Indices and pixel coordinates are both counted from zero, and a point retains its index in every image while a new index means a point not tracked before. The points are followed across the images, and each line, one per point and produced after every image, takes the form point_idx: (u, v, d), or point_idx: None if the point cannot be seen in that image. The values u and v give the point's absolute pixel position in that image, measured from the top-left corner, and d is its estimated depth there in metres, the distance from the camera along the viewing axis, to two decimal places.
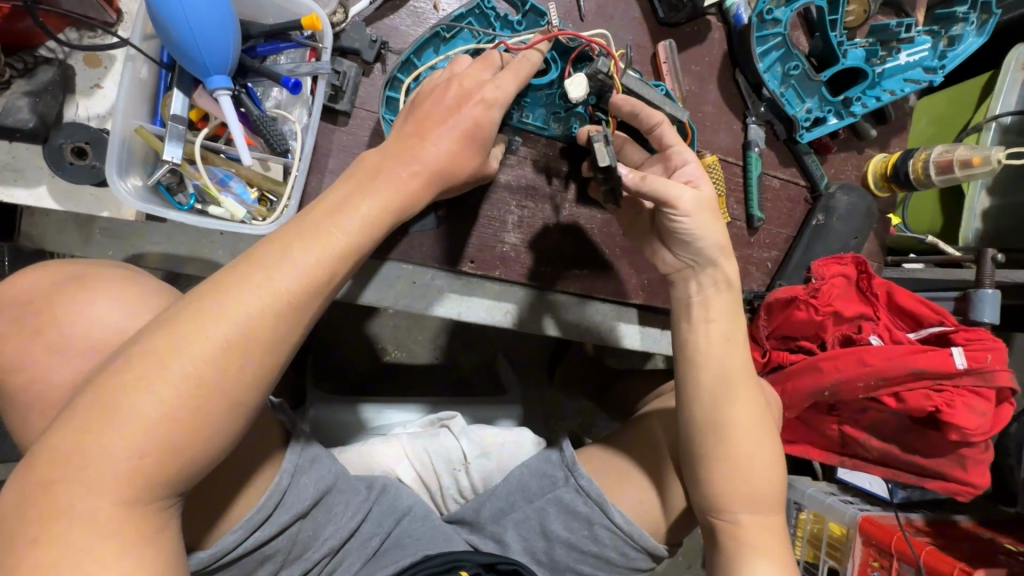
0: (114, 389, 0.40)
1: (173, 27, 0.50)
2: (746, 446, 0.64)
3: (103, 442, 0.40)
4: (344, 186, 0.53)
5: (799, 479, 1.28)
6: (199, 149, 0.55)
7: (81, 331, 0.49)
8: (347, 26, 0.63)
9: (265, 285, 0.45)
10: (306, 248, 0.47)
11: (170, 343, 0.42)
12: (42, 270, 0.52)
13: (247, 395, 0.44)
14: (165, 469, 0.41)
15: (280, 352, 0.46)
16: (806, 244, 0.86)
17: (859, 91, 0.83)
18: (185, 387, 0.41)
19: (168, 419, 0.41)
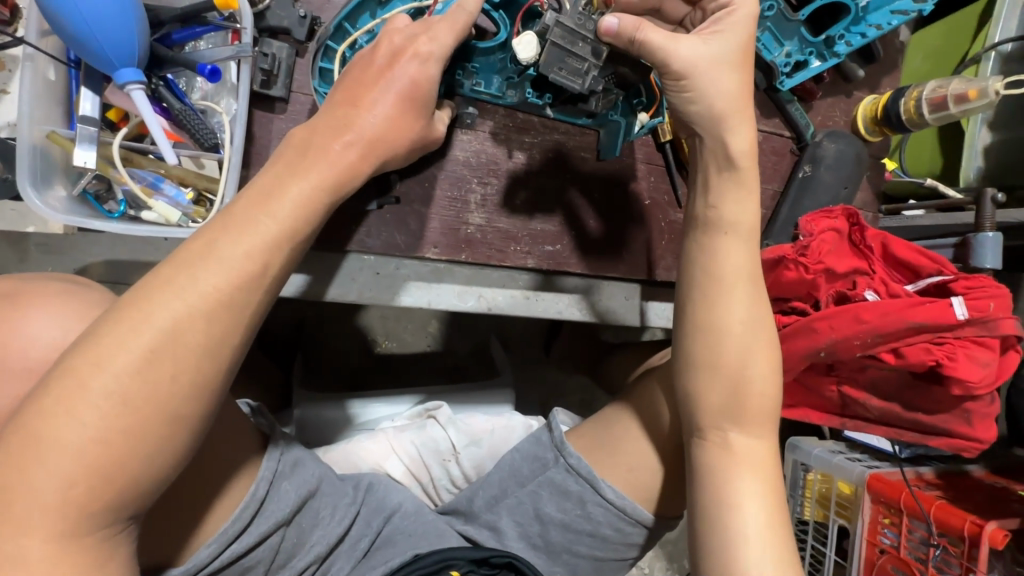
0: (33, 418, 0.37)
1: (66, 19, 0.46)
2: (752, 349, 0.62)
3: (24, 477, 0.36)
4: (273, 166, 0.49)
5: (805, 439, 1.25)
6: (118, 150, 0.51)
7: (14, 354, 0.43)
8: (272, 2, 0.57)
9: (192, 289, 0.41)
10: (234, 245, 0.43)
11: (89, 361, 0.38)
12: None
13: (188, 408, 0.40)
14: (101, 498, 0.38)
15: (219, 360, 0.42)
16: (794, 198, 0.81)
17: (842, 28, 0.77)
18: (112, 406, 0.38)
19: (95, 444, 0.37)
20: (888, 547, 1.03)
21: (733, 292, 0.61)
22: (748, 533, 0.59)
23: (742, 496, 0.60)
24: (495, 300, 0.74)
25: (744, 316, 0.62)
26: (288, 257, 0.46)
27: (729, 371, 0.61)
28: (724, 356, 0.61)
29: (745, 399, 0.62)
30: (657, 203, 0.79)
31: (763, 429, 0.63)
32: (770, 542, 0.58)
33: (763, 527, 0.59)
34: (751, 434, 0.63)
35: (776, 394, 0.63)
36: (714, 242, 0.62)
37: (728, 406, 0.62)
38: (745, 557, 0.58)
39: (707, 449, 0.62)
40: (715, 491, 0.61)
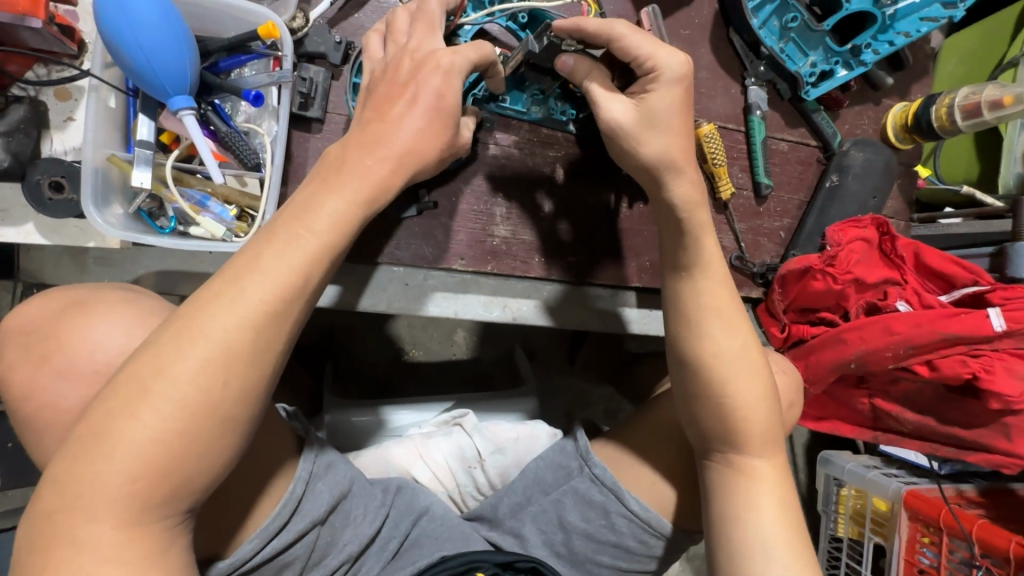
0: (98, 420, 0.37)
1: (129, 53, 0.49)
2: (738, 378, 0.62)
3: (90, 472, 0.36)
4: (307, 184, 0.48)
5: (838, 454, 1.23)
6: (171, 171, 0.55)
7: (84, 357, 0.43)
8: (310, 31, 0.61)
9: (238, 300, 0.41)
10: (285, 256, 0.43)
11: (149, 366, 0.38)
12: (46, 299, 0.45)
13: (241, 413, 0.40)
14: (162, 491, 0.38)
15: (268, 365, 0.41)
16: (820, 209, 0.80)
17: (869, 37, 0.77)
18: (173, 409, 0.38)
19: (156, 446, 0.37)
20: (926, 567, 0.99)
21: (713, 326, 0.63)
22: (755, 548, 0.59)
23: (753, 515, 0.60)
24: (521, 309, 0.76)
25: (729, 346, 0.62)
26: (327, 270, 0.45)
27: (715, 404, 0.62)
28: (708, 389, 0.62)
29: (743, 425, 0.62)
30: None
31: (764, 450, 0.63)
32: (781, 554, 0.58)
33: (771, 537, 0.59)
34: (751, 456, 0.62)
35: (772, 422, 0.63)
36: (715, 255, 0.64)
37: (724, 435, 0.62)
38: (748, 568, 0.58)
39: (717, 470, 0.63)
40: (727, 506, 0.61)
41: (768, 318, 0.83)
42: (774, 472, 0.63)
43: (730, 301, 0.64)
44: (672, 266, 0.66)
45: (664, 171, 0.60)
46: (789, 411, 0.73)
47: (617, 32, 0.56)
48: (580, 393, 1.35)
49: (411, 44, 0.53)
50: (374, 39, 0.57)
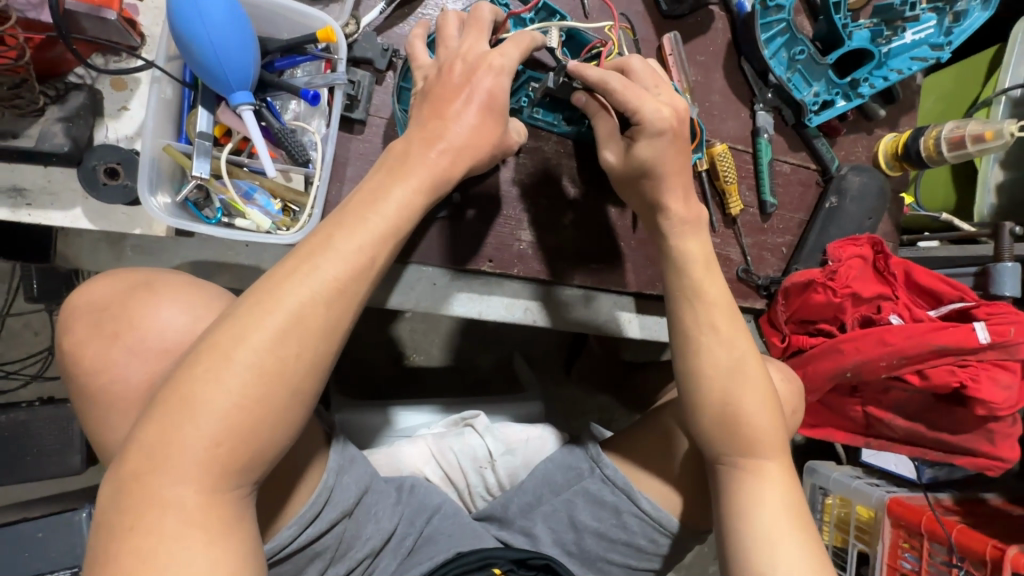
0: (184, 387, 0.40)
1: (196, 48, 0.51)
2: (744, 385, 0.66)
3: (178, 435, 0.40)
4: (377, 172, 0.52)
5: (823, 464, 1.28)
6: (224, 163, 0.57)
7: (153, 337, 0.47)
8: (359, 37, 0.64)
9: (310, 280, 0.44)
10: (350, 239, 0.47)
11: (229, 337, 0.42)
12: (116, 277, 0.50)
13: (310, 384, 0.44)
14: (241, 454, 0.41)
15: (335, 341, 0.45)
16: (821, 226, 0.86)
17: (866, 72, 0.84)
18: (252, 377, 0.41)
19: (238, 410, 0.41)
20: (909, 571, 1.04)
21: (725, 332, 0.67)
22: (767, 540, 0.62)
23: (762, 509, 0.64)
24: (541, 311, 0.79)
25: (738, 350, 0.67)
26: (392, 252, 0.49)
27: (728, 407, 0.66)
28: (721, 391, 0.66)
29: (750, 427, 0.66)
30: None
31: (773, 449, 0.67)
32: (790, 546, 0.62)
33: (780, 529, 0.63)
34: (759, 456, 0.66)
35: (775, 422, 0.67)
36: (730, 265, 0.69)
37: (736, 436, 0.66)
38: (758, 560, 0.62)
39: (730, 468, 0.66)
40: (738, 501, 0.65)
41: (770, 329, 0.87)
42: (782, 470, 0.67)
43: (724, 319, 0.68)
44: (668, 268, 0.70)
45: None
46: (793, 413, 0.78)
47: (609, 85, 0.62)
48: (575, 401, 1.37)
49: (463, 48, 0.55)
50: (417, 44, 0.59)
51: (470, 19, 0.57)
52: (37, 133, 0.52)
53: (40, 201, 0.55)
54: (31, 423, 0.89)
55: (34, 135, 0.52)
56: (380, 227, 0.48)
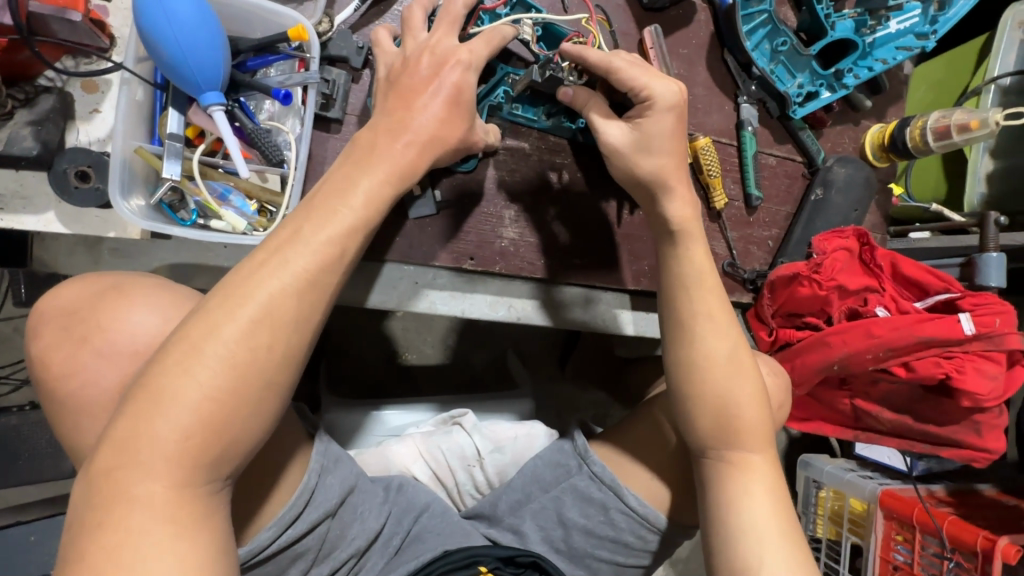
0: (154, 380, 0.41)
1: (164, 48, 0.51)
2: (730, 377, 0.66)
3: (149, 428, 0.40)
4: (343, 164, 0.52)
5: (817, 457, 1.28)
6: (197, 164, 0.56)
7: (124, 339, 0.46)
8: (334, 34, 0.64)
9: (281, 271, 0.45)
10: (321, 229, 0.47)
11: (200, 330, 0.42)
12: (85, 280, 0.49)
13: (283, 375, 0.44)
14: (214, 448, 0.41)
15: (307, 331, 0.45)
16: (807, 219, 0.85)
17: (850, 62, 0.83)
18: (222, 368, 0.41)
19: (208, 402, 0.41)
20: (901, 564, 1.04)
21: (713, 329, 0.66)
22: (751, 532, 0.62)
23: (747, 502, 0.63)
24: (524, 308, 0.79)
25: (731, 347, 0.66)
26: (362, 244, 0.49)
27: (712, 402, 0.65)
28: (703, 385, 0.65)
29: (735, 421, 0.65)
30: None
31: (758, 443, 0.66)
32: (773, 536, 0.62)
33: (764, 522, 0.62)
34: (745, 450, 0.66)
35: (762, 413, 0.67)
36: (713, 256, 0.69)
37: (723, 433, 0.65)
38: (745, 551, 0.61)
39: (715, 464, 0.66)
40: (724, 495, 0.64)
41: (757, 323, 0.87)
42: (766, 462, 0.66)
43: (722, 309, 0.67)
44: (659, 259, 0.70)
45: (667, 185, 0.66)
46: (779, 402, 0.77)
47: (614, 66, 0.61)
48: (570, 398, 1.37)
49: (431, 40, 0.55)
50: (384, 35, 0.59)
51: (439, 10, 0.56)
52: (6, 136, 0.52)
53: (12, 206, 0.54)
54: (21, 428, 0.89)
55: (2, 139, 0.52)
56: (352, 216, 0.49)
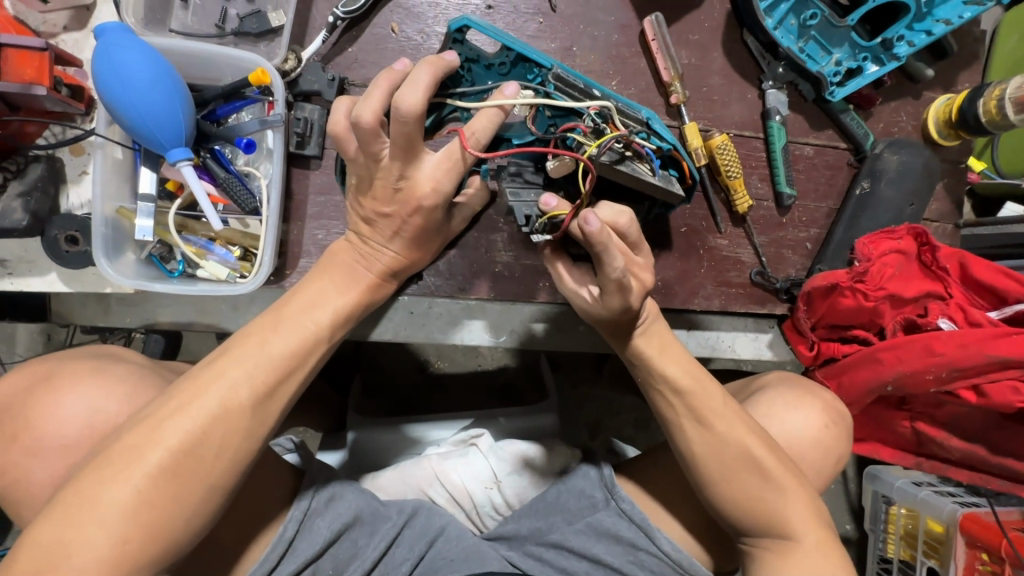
0: (91, 485, 0.43)
1: (125, 112, 0.51)
2: (743, 437, 0.57)
3: (81, 532, 0.42)
4: (317, 278, 0.58)
5: (887, 469, 1.14)
6: (175, 219, 0.57)
7: (49, 434, 0.53)
8: (303, 70, 0.62)
9: (228, 384, 0.49)
10: (282, 341, 0.52)
11: (144, 437, 0.45)
12: (21, 371, 0.57)
13: (225, 479, 0.48)
14: (147, 551, 0.44)
15: (257, 436, 0.50)
16: (850, 218, 0.74)
17: (901, 28, 0.70)
18: (164, 474, 0.45)
19: (146, 506, 0.44)
20: None
21: (716, 425, 0.57)
22: None
23: None
24: (525, 334, 0.75)
25: (743, 440, 0.57)
26: (321, 356, 0.55)
27: (740, 460, 0.57)
28: (700, 466, 0.57)
29: (763, 508, 0.56)
30: (694, 229, 0.75)
31: (802, 527, 0.56)
32: None
33: None
34: (790, 529, 0.56)
35: (784, 470, 0.57)
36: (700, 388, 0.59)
37: (751, 521, 0.57)
38: None
39: (758, 556, 0.57)
40: None
41: (795, 336, 0.78)
42: (822, 551, 0.56)
43: (704, 385, 0.59)
44: (650, 330, 0.60)
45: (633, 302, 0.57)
46: (820, 460, 0.65)
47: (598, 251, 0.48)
48: (608, 403, 1.29)
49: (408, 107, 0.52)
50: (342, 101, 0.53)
51: (393, 134, 0.50)
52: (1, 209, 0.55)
53: (20, 269, 0.58)
54: None
55: None
56: (302, 327, 0.54)
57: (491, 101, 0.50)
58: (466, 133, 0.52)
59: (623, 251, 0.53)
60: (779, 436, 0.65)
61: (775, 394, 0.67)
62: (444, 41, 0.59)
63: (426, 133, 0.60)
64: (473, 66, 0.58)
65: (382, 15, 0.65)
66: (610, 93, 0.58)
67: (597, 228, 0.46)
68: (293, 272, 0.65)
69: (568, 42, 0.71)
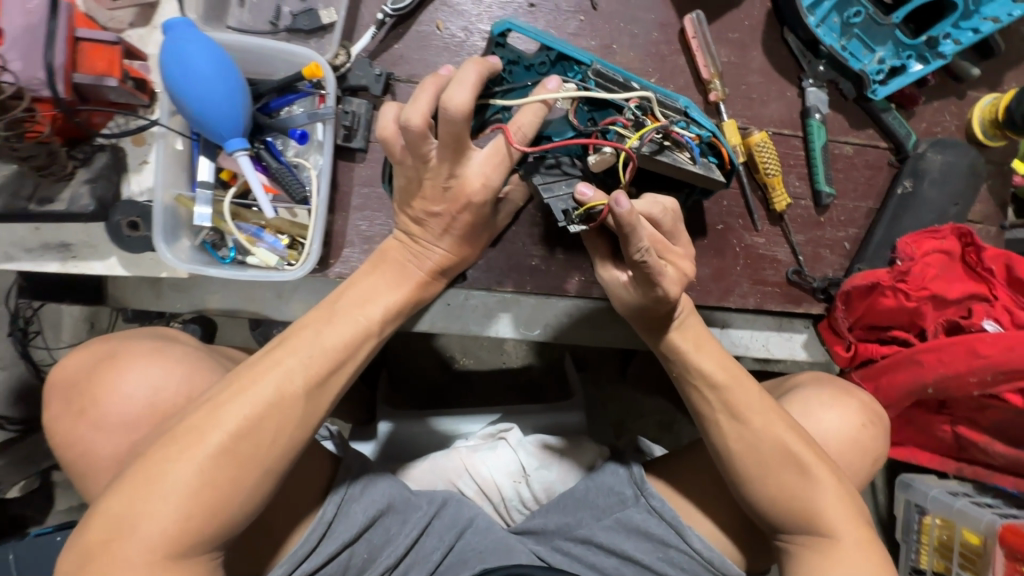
0: (157, 462, 0.45)
1: (189, 104, 0.54)
2: (786, 440, 0.57)
3: (147, 506, 0.44)
4: (367, 273, 0.59)
5: (921, 478, 1.12)
6: (228, 207, 0.60)
7: (115, 409, 0.55)
8: (352, 65, 0.64)
9: (284, 372, 0.50)
10: (336, 334, 0.54)
11: (205, 419, 0.47)
12: (85, 351, 0.59)
13: (279, 464, 0.49)
14: (206, 529, 0.46)
15: (307, 427, 0.51)
16: (891, 217, 0.74)
17: (947, 26, 0.69)
18: (223, 456, 0.47)
19: (206, 486, 0.46)
20: None
21: (753, 421, 0.57)
22: None
23: None
24: (560, 328, 0.76)
25: (781, 436, 0.57)
26: (371, 350, 0.56)
27: (779, 457, 0.57)
28: (739, 462, 0.57)
29: (798, 503, 0.56)
30: (730, 227, 0.75)
31: (840, 526, 0.56)
32: None
33: None
34: (828, 524, 0.56)
35: (824, 467, 0.57)
36: (731, 380, 0.58)
37: (789, 518, 0.57)
38: None
39: (794, 552, 0.57)
40: None
41: (832, 337, 0.77)
42: (862, 549, 0.55)
43: (745, 383, 0.59)
44: (689, 331, 0.60)
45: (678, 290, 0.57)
46: (857, 461, 0.65)
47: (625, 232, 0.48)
48: (632, 404, 1.28)
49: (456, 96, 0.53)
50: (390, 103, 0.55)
51: (442, 135, 0.51)
52: (69, 195, 0.58)
53: (83, 252, 0.61)
54: None
55: (65, 199, 0.58)
56: (353, 318, 0.55)
57: (536, 97, 0.50)
58: (512, 128, 0.51)
59: (654, 238, 0.53)
60: (818, 438, 0.64)
61: (813, 391, 0.66)
62: (485, 48, 0.60)
63: (470, 135, 0.60)
64: (513, 67, 0.59)
65: (427, 13, 0.67)
66: (648, 84, 0.59)
67: (627, 209, 0.46)
68: (337, 262, 0.66)
69: (608, 40, 0.72)
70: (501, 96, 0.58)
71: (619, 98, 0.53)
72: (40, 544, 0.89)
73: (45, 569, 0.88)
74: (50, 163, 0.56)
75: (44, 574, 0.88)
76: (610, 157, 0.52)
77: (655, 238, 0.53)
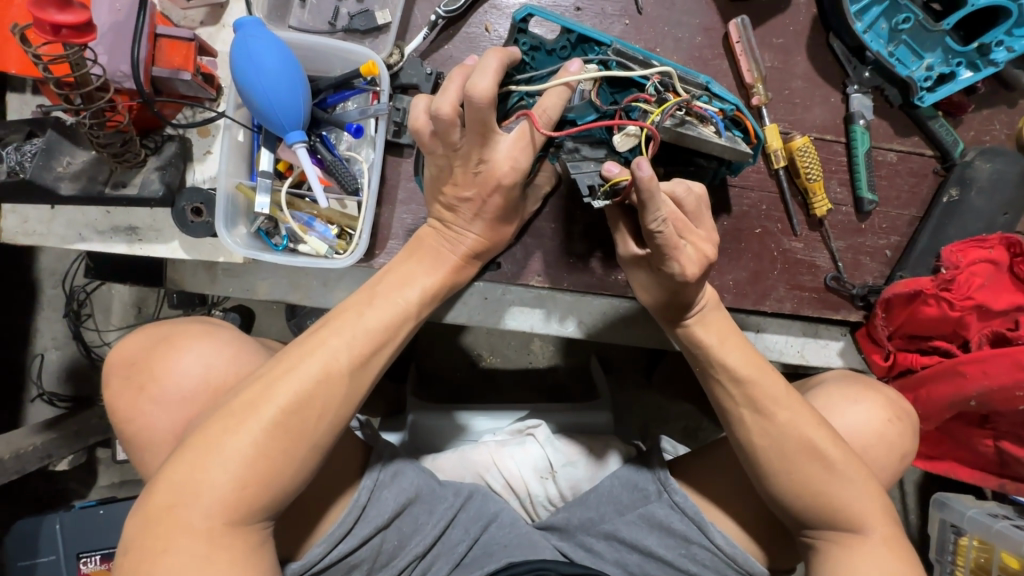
0: (215, 433, 0.48)
1: (255, 97, 0.57)
2: (813, 437, 0.57)
3: (206, 474, 0.47)
4: (405, 258, 0.61)
5: (958, 497, 1.08)
6: (284, 196, 0.63)
7: (170, 386, 0.57)
8: (405, 64, 0.67)
9: (330, 351, 0.52)
10: (376, 316, 0.55)
11: (259, 394, 0.49)
12: (142, 332, 0.61)
13: (325, 440, 0.51)
14: (259, 499, 0.48)
15: (348, 407, 0.52)
16: (935, 226, 0.73)
17: (1000, 34, 0.68)
18: (275, 429, 0.49)
19: (260, 457, 0.48)
20: None
21: (778, 415, 0.57)
22: None
23: None
24: (594, 326, 0.77)
25: (806, 431, 0.57)
26: (411, 330, 0.57)
27: (813, 457, 0.56)
28: (765, 460, 0.57)
29: (824, 497, 0.56)
30: (768, 231, 0.75)
31: (869, 520, 0.56)
32: None
33: None
34: (857, 523, 0.56)
35: (856, 470, 0.57)
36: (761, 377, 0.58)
37: (813, 511, 0.57)
38: None
39: (823, 549, 0.57)
40: None
41: (869, 345, 0.77)
42: (888, 547, 0.56)
43: (776, 384, 0.58)
44: (718, 325, 0.60)
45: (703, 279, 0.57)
46: (883, 455, 0.64)
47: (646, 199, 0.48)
48: (657, 409, 1.28)
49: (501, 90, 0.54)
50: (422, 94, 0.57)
51: (468, 121, 0.52)
52: (141, 181, 0.62)
53: (148, 236, 0.65)
54: None
55: (137, 185, 0.62)
56: (393, 302, 0.56)
57: (558, 80, 0.52)
58: (536, 112, 0.54)
59: (675, 216, 0.54)
60: (846, 432, 0.63)
61: (833, 387, 0.66)
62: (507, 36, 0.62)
63: (496, 120, 0.61)
64: (536, 53, 0.61)
65: (477, 15, 0.69)
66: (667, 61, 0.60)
67: (648, 175, 0.46)
68: (381, 252, 0.69)
69: (652, 43, 0.73)
70: (526, 83, 0.60)
71: (640, 75, 0.55)
72: (86, 515, 0.92)
73: (90, 539, 0.92)
74: (125, 150, 0.58)
75: (87, 545, 0.92)
76: (635, 135, 0.54)
77: (677, 218, 0.54)
